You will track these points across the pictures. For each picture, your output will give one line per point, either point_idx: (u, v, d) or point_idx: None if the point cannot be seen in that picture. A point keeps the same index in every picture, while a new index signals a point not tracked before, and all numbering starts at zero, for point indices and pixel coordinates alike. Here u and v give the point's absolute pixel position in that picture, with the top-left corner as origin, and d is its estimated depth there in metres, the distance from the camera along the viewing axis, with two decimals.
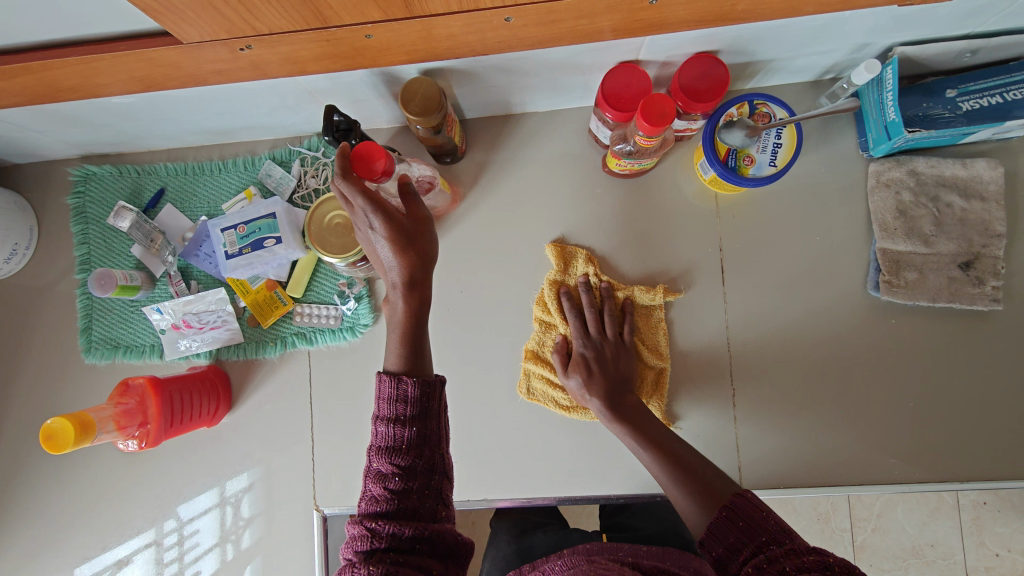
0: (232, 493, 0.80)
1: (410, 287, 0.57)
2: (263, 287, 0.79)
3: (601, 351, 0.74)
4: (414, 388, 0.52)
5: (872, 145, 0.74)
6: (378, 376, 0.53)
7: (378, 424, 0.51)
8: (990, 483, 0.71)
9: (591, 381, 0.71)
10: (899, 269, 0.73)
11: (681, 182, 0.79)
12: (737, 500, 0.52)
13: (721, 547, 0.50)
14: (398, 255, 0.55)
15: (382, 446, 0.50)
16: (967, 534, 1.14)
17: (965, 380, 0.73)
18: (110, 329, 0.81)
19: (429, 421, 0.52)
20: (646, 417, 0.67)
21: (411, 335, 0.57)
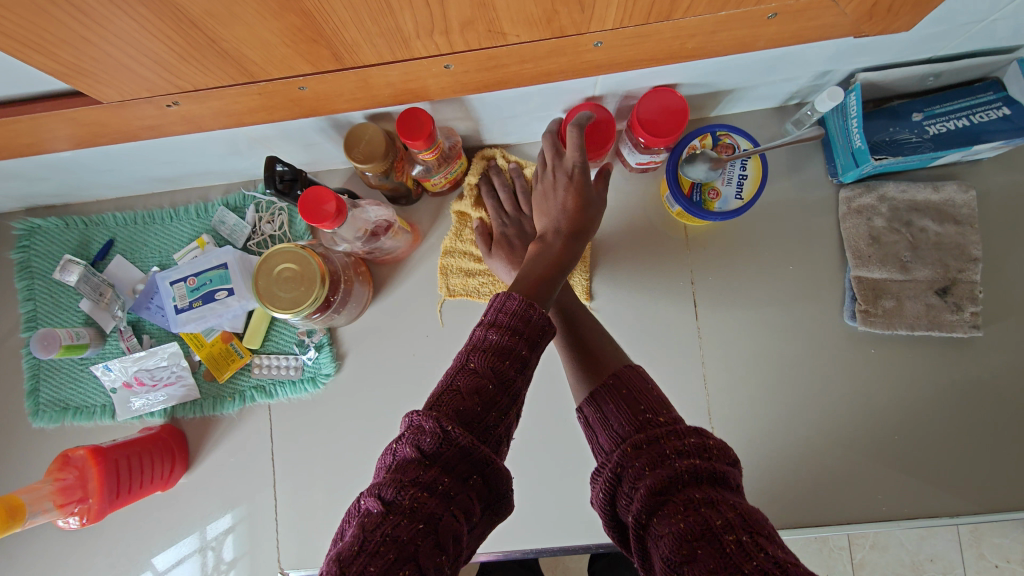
0: (213, 537, 0.76)
1: (572, 236, 0.60)
2: (218, 340, 0.75)
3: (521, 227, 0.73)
4: (541, 316, 0.48)
5: (841, 171, 0.72)
6: (506, 293, 0.49)
7: (489, 331, 0.47)
8: (983, 517, 0.69)
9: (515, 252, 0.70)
10: (876, 298, 0.71)
11: (649, 212, 0.77)
12: (624, 375, 0.50)
13: (597, 414, 0.49)
14: (572, 212, 0.61)
15: (486, 352, 0.46)
16: (966, 546, 1.11)
17: (949, 407, 0.71)
18: (58, 390, 0.77)
19: (535, 355, 0.47)
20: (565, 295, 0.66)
21: (556, 269, 0.58)
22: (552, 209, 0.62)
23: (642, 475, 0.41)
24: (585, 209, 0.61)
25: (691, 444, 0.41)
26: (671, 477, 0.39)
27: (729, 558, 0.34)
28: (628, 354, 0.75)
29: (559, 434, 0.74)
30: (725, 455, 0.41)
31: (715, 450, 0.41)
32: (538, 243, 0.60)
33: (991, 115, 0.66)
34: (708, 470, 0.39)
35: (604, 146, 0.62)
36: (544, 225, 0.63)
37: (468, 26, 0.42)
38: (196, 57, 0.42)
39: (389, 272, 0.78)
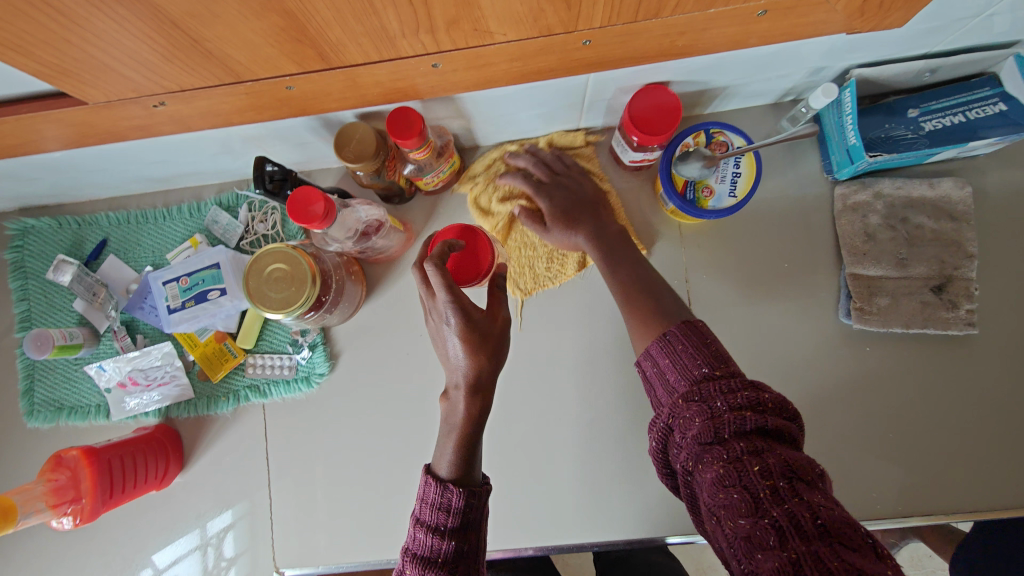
0: (212, 534, 0.76)
1: (473, 391, 0.55)
2: (212, 339, 0.75)
3: (568, 190, 0.71)
4: (457, 499, 0.49)
5: (836, 168, 0.71)
6: (424, 479, 0.51)
7: (417, 530, 0.49)
8: (977, 514, 0.69)
9: (584, 227, 0.67)
10: (871, 295, 0.70)
11: (644, 210, 0.77)
12: (681, 330, 0.48)
13: (655, 365, 0.49)
14: (466, 359, 0.53)
15: (419, 554, 0.48)
16: None
17: (945, 404, 0.71)
18: (52, 389, 0.77)
19: (468, 535, 0.49)
20: (626, 240, 0.66)
21: (468, 439, 0.54)
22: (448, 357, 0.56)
23: (692, 424, 0.42)
24: (481, 351, 0.54)
25: (744, 397, 0.41)
26: (719, 429, 0.40)
27: (760, 502, 0.36)
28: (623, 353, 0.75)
29: (554, 432, 0.74)
30: (784, 410, 0.42)
31: (765, 412, 0.40)
32: (446, 400, 0.57)
33: (987, 111, 0.65)
34: (761, 423, 0.40)
35: (472, 278, 0.57)
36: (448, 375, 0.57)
37: (454, 24, 0.42)
38: (180, 57, 0.42)
39: (383, 270, 0.78)
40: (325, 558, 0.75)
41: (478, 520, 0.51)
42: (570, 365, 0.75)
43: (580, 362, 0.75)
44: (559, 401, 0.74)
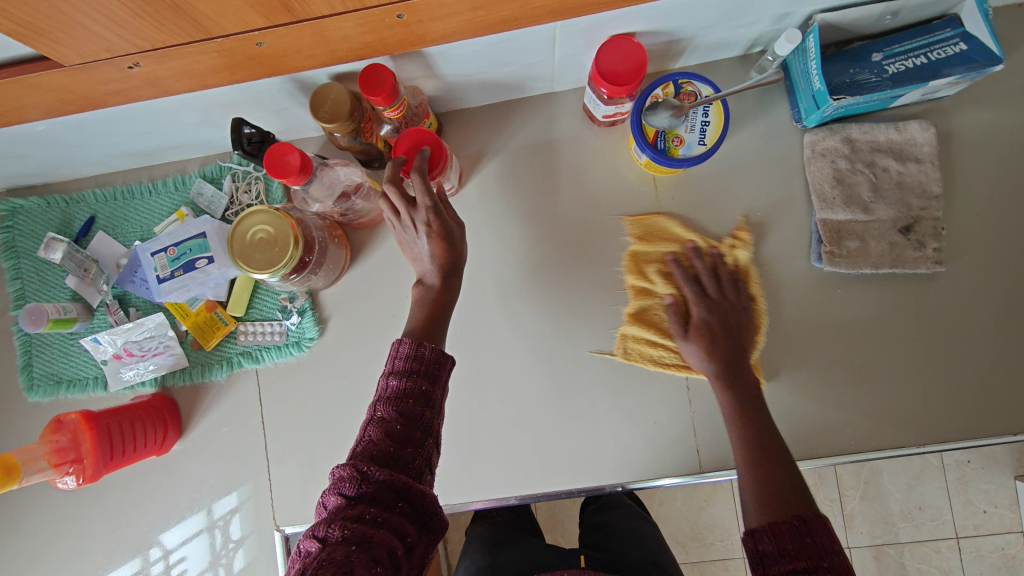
0: (219, 516, 0.79)
1: (448, 277, 0.62)
2: (202, 309, 0.77)
3: (725, 315, 0.71)
4: (428, 352, 0.54)
5: (804, 115, 0.73)
6: (399, 339, 0.55)
7: (390, 378, 0.53)
8: (951, 445, 0.71)
9: (722, 355, 0.68)
10: (841, 239, 0.72)
11: (620, 167, 0.79)
12: (812, 519, 0.49)
13: (771, 544, 0.49)
14: (438, 252, 0.61)
15: (389, 397, 0.52)
16: (954, 493, 1.30)
17: (917, 342, 0.73)
18: (50, 364, 0.79)
19: (437, 388, 0.54)
20: (747, 375, 0.66)
21: (437, 313, 0.61)
22: (420, 255, 0.63)
23: None
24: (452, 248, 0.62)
25: None
26: None
27: None
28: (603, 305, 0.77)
29: (541, 386, 0.77)
30: None
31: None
32: (418, 286, 0.63)
33: (948, 51, 0.66)
34: None
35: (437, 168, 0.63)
36: (418, 268, 0.64)
37: None
38: (148, 11, 0.43)
39: (367, 236, 0.79)
40: None
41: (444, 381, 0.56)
42: (555, 321, 0.77)
43: (563, 317, 0.77)
44: (543, 355, 0.77)
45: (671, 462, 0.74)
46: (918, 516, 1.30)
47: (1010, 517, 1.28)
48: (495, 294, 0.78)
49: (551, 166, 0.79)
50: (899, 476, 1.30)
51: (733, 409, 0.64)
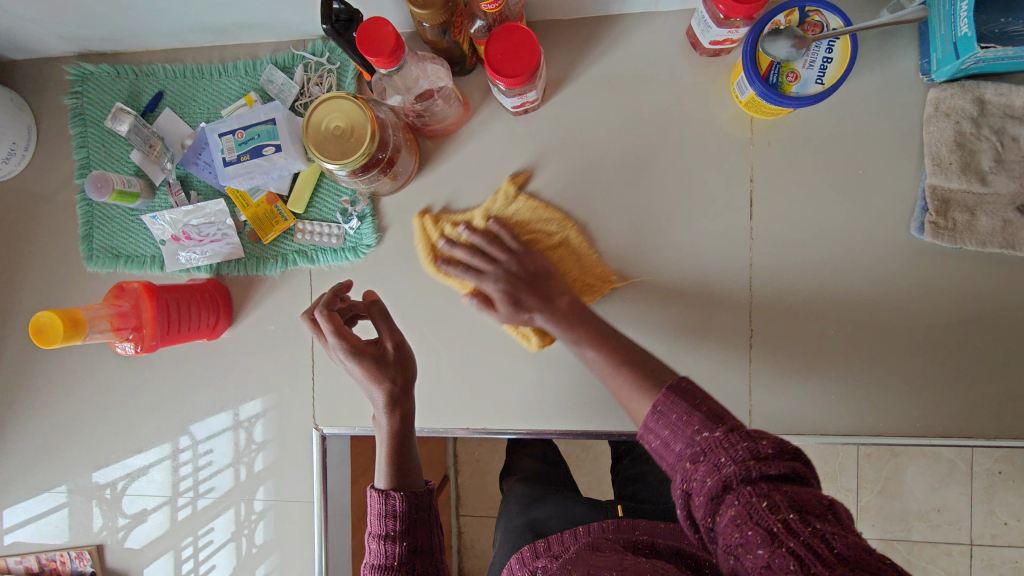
0: (245, 417, 0.81)
1: (391, 408, 0.62)
2: (264, 201, 0.75)
3: (525, 265, 0.67)
4: (400, 502, 0.59)
5: (935, 67, 0.66)
6: (369, 492, 0.60)
7: (373, 544, 0.58)
8: (1018, 441, 0.68)
9: (541, 309, 0.64)
10: (947, 210, 0.67)
11: (713, 104, 0.73)
12: (676, 388, 0.47)
13: (657, 437, 0.46)
14: (370, 380, 0.61)
15: (377, 564, 0.57)
16: (976, 502, 1.26)
17: (1006, 332, 0.68)
18: (110, 237, 0.80)
19: (417, 535, 0.58)
20: (586, 313, 0.62)
21: (396, 448, 0.63)
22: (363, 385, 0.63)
23: (702, 492, 0.40)
24: (386, 375, 0.61)
25: (750, 449, 0.40)
26: (727, 481, 0.39)
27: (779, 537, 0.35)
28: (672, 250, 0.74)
29: None
30: (798, 457, 0.41)
31: (786, 440, 0.41)
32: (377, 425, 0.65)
33: None
34: (765, 472, 0.39)
35: (523, 72, 0.60)
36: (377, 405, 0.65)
37: None
38: None
39: (435, 146, 0.76)
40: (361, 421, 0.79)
41: (426, 517, 0.60)
42: (619, 261, 0.74)
43: (628, 258, 0.74)
44: (602, 294, 0.74)
45: None
46: (933, 517, 1.27)
47: None
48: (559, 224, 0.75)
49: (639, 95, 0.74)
50: (924, 476, 1.27)
51: (607, 356, 0.57)
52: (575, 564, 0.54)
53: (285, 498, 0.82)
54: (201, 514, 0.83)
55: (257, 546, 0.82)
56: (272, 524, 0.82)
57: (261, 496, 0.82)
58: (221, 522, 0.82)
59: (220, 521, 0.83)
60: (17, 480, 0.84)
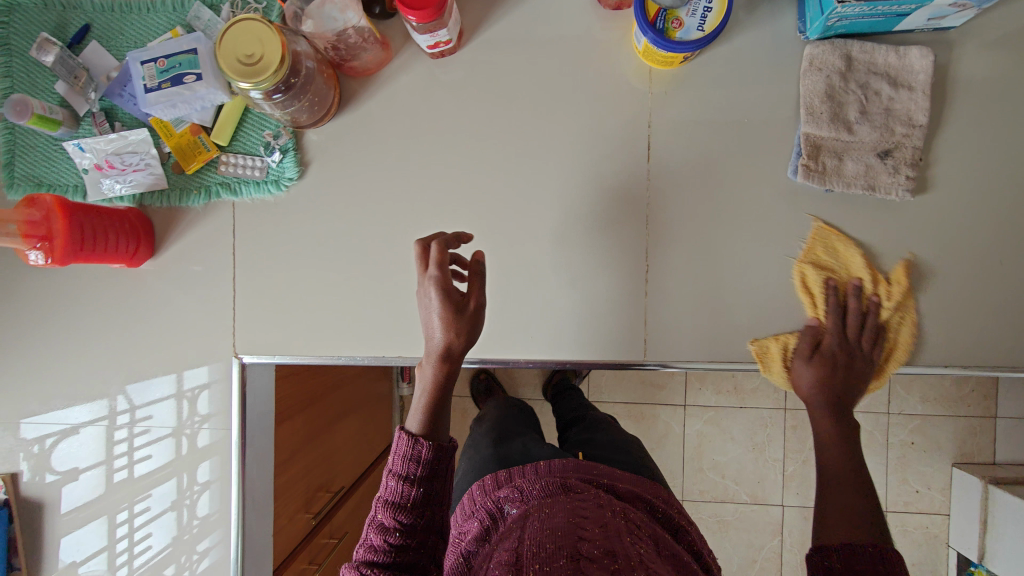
0: (189, 388, 0.83)
1: (442, 360, 0.67)
2: (187, 131, 0.78)
3: (852, 356, 0.74)
4: (427, 451, 0.64)
5: (808, 24, 0.73)
6: (399, 433, 0.65)
7: (391, 480, 0.63)
8: (882, 367, 0.76)
9: (818, 372, 0.74)
10: (819, 154, 0.73)
11: (617, 57, 0.80)
12: (881, 547, 0.54)
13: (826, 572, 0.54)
14: (439, 324, 0.65)
15: (390, 500, 0.62)
16: (892, 471, 1.46)
17: (872, 269, 0.76)
18: (33, 166, 0.81)
19: (434, 483, 0.63)
20: (845, 415, 0.72)
21: (435, 402, 0.68)
22: (429, 323, 0.66)
23: None
24: (455, 325, 0.65)
25: None
26: None
27: None
28: (577, 192, 0.81)
29: (504, 260, 0.82)
30: None
31: None
32: (419, 371, 0.70)
33: None
34: None
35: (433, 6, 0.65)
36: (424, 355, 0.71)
37: None
38: None
39: (360, 87, 0.81)
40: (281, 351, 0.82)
41: (444, 468, 0.65)
42: (531, 201, 0.81)
43: (539, 199, 0.81)
44: (514, 232, 0.81)
45: (618, 345, 0.81)
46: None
47: (939, 499, 1.45)
48: (476, 168, 0.82)
49: (550, 48, 0.81)
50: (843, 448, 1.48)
51: (841, 457, 0.67)
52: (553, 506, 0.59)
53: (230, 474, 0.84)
54: (139, 482, 0.84)
55: (199, 518, 0.85)
56: (216, 496, 0.85)
57: (203, 471, 0.84)
58: (161, 490, 0.84)
59: (160, 488, 0.84)
60: None
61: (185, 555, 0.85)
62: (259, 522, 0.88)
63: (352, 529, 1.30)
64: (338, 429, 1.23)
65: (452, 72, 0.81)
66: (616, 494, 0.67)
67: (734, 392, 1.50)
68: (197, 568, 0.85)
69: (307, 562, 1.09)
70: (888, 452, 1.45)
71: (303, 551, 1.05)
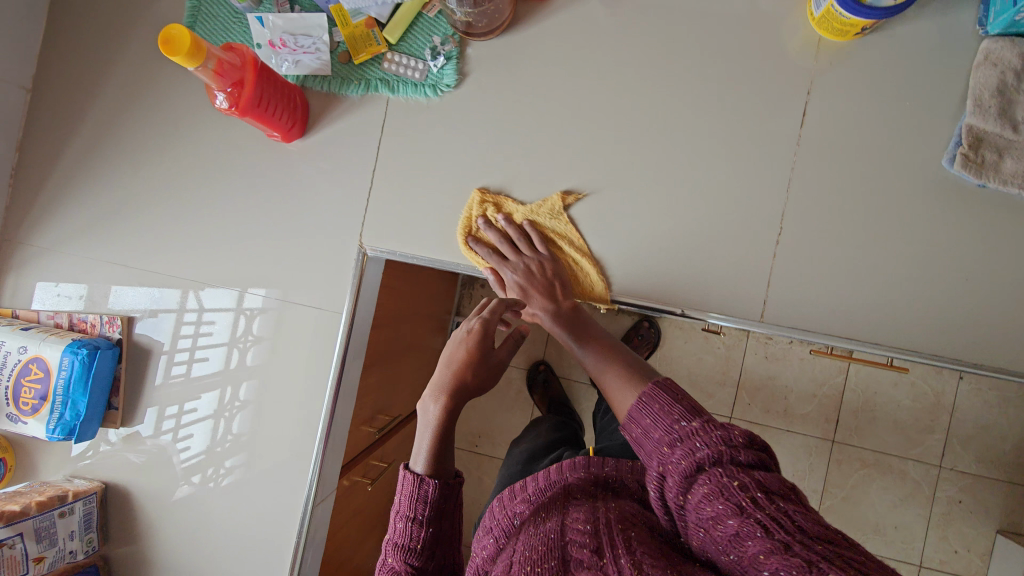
0: (249, 306, 0.87)
1: (440, 396, 0.70)
2: (362, 24, 0.81)
3: (539, 267, 0.82)
4: (434, 491, 0.64)
5: (992, 17, 0.73)
6: (404, 474, 0.66)
7: (399, 523, 0.64)
8: (999, 372, 0.76)
9: (546, 305, 0.80)
10: (980, 147, 0.73)
11: (787, 22, 0.80)
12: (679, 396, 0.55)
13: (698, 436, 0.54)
14: (465, 344, 0.75)
15: (401, 544, 0.63)
16: (933, 526, 1.42)
17: (1008, 274, 0.75)
18: (210, 33, 0.85)
19: (440, 522, 0.64)
20: (585, 320, 0.79)
21: (441, 438, 0.69)
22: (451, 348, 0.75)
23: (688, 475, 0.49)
24: (474, 360, 0.73)
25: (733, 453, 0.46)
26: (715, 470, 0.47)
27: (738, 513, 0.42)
28: (721, 146, 0.80)
29: (635, 200, 0.82)
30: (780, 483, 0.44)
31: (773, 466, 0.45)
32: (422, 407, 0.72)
33: None
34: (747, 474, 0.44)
35: None
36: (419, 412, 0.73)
37: None
38: None
39: (530, 11, 0.83)
40: (403, 249, 0.85)
41: (450, 503, 0.66)
42: (673, 148, 0.81)
43: (682, 147, 0.81)
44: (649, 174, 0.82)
45: (733, 305, 0.80)
46: (889, 532, 1.43)
47: (978, 563, 1.40)
48: (622, 106, 0.82)
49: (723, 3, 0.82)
50: (887, 493, 1.43)
51: (599, 353, 0.72)
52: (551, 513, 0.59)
53: (265, 397, 0.87)
54: (194, 382, 0.88)
55: (232, 434, 0.88)
56: (248, 418, 0.87)
57: (244, 390, 0.87)
58: (208, 397, 0.88)
59: (206, 396, 0.88)
60: (71, 241, 0.90)
61: (213, 467, 0.88)
62: (341, 415, 0.89)
63: (396, 459, 1.32)
64: (404, 359, 1.26)
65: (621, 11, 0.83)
66: (620, 488, 0.65)
67: (783, 413, 1.47)
68: (221, 482, 0.88)
69: (362, 476, 1.10)
70: (933, 504, 1.41)
71: (359, 463, 1.06)
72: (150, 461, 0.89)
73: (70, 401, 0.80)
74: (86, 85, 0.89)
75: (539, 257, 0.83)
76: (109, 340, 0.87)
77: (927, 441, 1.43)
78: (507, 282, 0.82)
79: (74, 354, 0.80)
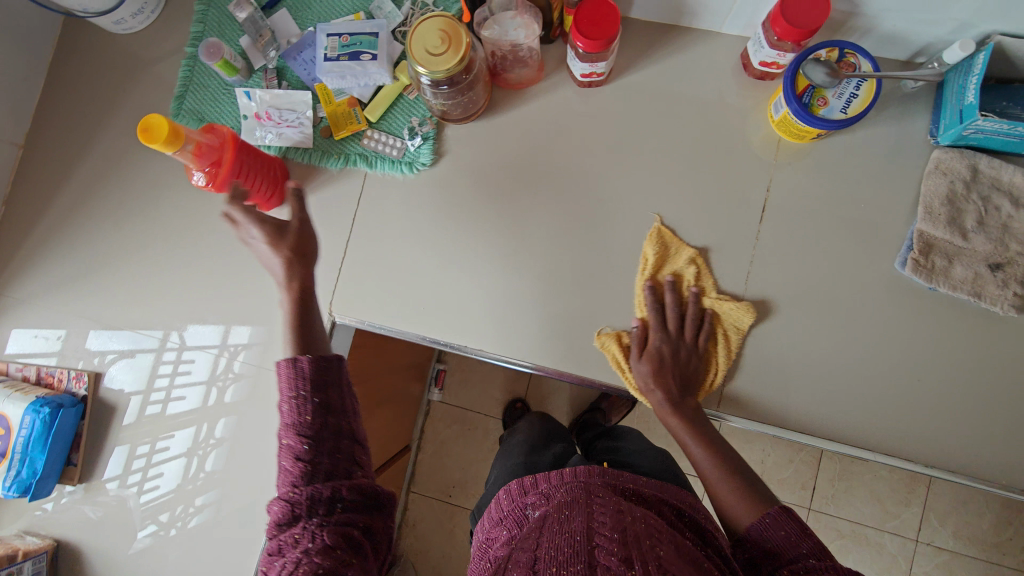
0: (232, 344, 0.87)
1: (290, 282, 0.71)
2: (344, 102, 0.85)
3: (676, 349, 0.79)
4: (309, 367, 0.66)
5: (941, 130, 0.76)
6: (278, 364, 0.66)
7: (285, 404, 0.65)
8: (955, 476, 0.75)
9: (664, 389, 0.76)
10: (930, 252, 0.76)
11: (749, 122, 0.84)
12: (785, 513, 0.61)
13: (778, 538, 0.59)
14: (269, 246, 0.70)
15: (291, 421, 0.64)
16: None
17: (960, 375, 0.76)
18: (199, 103, 0.89)
19: (328, 395, 0.66)
20: (701, 417, 0.76)
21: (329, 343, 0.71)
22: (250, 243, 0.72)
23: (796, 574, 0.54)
24: (282, 245, 0.71)
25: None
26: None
27: None
28: (683, 236, 0.83)
29: (600, 282, 0.84)
30: None
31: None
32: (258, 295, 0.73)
33: None
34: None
35: (603, 39, 0.71)
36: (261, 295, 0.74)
37: None
38: None
39: (506, 98, 0.87)
40: (372, 318, 0.87)
41: (336, 379, 0.68)
42: (637, 234, 0.84)
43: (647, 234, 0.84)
44: (614, 258, 0.84)
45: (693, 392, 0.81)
46: None
47: None
48: (589, 191, 0.86)
49: (689, 101, 0.85)
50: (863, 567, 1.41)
51: (709, 459, 0.72)
52: (575, 510, 0.59)
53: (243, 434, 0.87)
54: (168, 420, 0.88)
55: (205, 472, 0.87)
56: (223, 455, 0.87)
57: (219, 428, 0.87)
58: (183, 433, 0.87)
59: (181, 433, 0.87)
60: (45, 296, 0.91)
61: (182, 506, 0.87)
62: None
63: None
64: (378, 413, 1.26)
65: (591, 103, 0.87)
66: (641, 500, 0.64)
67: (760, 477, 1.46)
68: (189, 522, 0.86)
69: None
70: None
71: None
72: (106, 516, 0.88)
73: (27, 459, 0.81)
74: (78, 143, 0.93)
75: (693, 319, 0.80)
76: (74, 397, 0.88)
77: (903, 513, 1.42)
78: (649, 347, 0.79)
79: (36, 413, 0.80)
